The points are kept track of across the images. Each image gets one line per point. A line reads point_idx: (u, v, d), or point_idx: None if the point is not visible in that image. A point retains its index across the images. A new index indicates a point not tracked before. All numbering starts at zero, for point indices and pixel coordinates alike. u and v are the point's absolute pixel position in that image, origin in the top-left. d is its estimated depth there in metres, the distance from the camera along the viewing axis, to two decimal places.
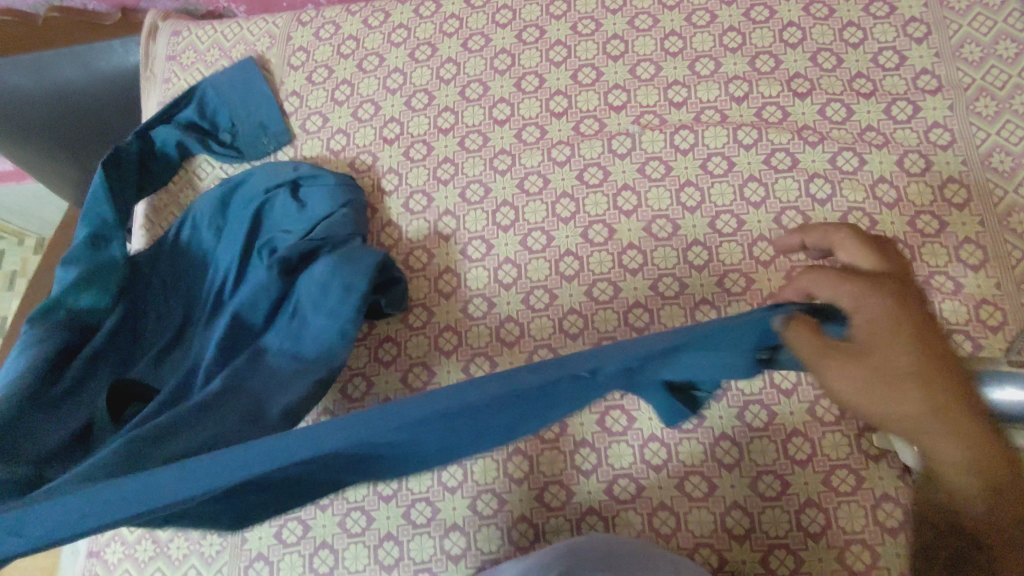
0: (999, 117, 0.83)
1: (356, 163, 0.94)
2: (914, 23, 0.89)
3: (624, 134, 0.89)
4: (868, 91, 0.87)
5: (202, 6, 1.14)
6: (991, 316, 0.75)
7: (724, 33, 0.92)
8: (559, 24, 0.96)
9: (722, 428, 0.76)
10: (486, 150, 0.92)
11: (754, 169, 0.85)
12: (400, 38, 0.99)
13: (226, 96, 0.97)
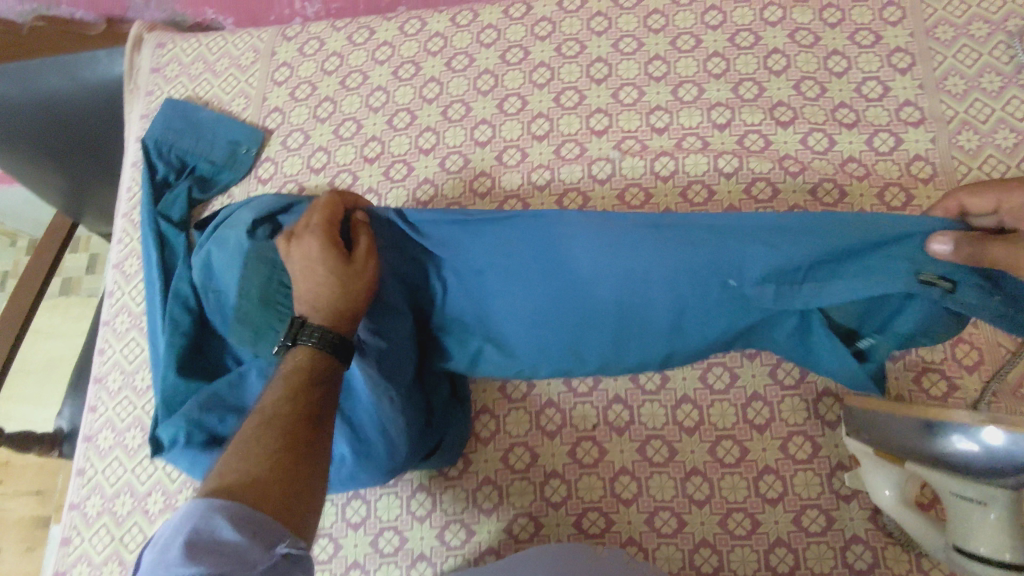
0: (981, 152, 0.83)
1: (336, 182, 0.94)
2: (899, 54, 0.88)
3: (605, 160, 0.89)
4: (851, 121, 0.86)
5: (189, 18, 1.13)
6: (965, 355, 0.76)
7: (709, 59, 0.92)
8: (543, 45, 0.96)
9: (693, 463, 0.75)
10: (466, 172, 0.91)
11: (734, 198, 0.84)
12: (384, 55, 0.99)
13: (175, 136, 0.95)
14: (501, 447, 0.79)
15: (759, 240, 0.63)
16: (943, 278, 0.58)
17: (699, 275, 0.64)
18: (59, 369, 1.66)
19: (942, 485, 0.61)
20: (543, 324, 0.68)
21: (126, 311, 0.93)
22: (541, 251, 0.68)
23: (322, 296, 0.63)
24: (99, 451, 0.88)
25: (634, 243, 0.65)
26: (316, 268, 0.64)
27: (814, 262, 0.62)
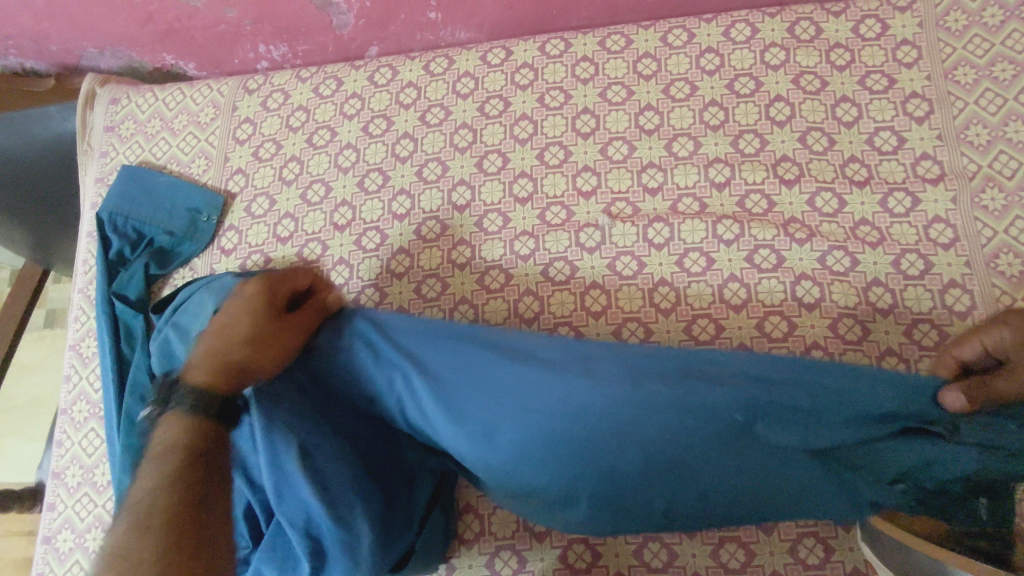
0: (1008, 212, 0.75)
1: (304, 252, 0.86)
2: (914, 100, 0.80)
3: (593, 226, 0.81)
4: (862, 178, 0.79)
5: (148, 64, 1.06)
6: None
7: (705, 108, 0.84)
8: (525, 95, 0.88)
9: (694, 569, 0.70)
10: (444, 240, 0.84)
11: (735, 268, 0.77)
12: (353, 109, 0.92)
13: (132, 206, 0.89)
14: (486, 550, 0.74)
15: (782, 367, 0.60)
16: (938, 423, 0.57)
17: (707, 417, 0.57)
18: (45, 408, 1.51)
19: None
20: (550, 432, 0.58)
21: (85, 397, 0.87)
22: (531, 377, 0.59)
23: (216, 343, 0.57)
24: (58, 554, 0.81)
25: (653, 360, 0.61)
26: (239, 307, 0.59)
27: (833, 398, 0.58)
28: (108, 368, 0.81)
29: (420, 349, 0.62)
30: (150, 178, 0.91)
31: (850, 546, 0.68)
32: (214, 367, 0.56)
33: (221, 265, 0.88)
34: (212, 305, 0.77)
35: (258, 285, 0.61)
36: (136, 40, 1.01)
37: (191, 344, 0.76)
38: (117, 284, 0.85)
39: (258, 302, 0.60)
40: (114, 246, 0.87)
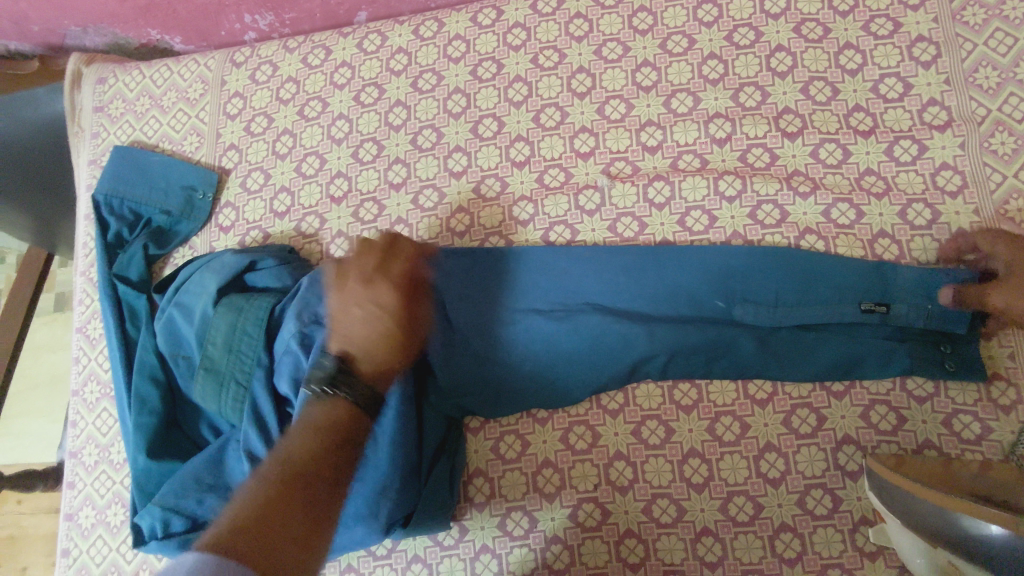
0: (1018, 156, 0.73)
1: (302, 227, 0.86)
2: (921, 43, 0.78)
3: (593, 188, 0.80)
4: (867, 128, 0.77)
5: (133, 40, 1.04)
6: (1002, 394, 0.68)
7: (704, 62, 0.81)
8: (518, 55, 0.86)
9: (703, 523, 0.71)
10: (442, 208, 0.83)
11: (738, 224, 0.76)
12: (344, 78, 0.90)
13: (127, 188, 0.88)
14: (498, 512, 0.74)
15: (747, 261, 0.72)
16: (881, 305, 0.69)
17: (689, 307, 0.72)
18: (63, 385, 1.53)
19: None
20: (568, 313, 0.73)
21: (95, 379, 0.87)
22: (543, 279, 0.75)
23: (348, 346, 0.61)
24: (81, 530, 0.83)
25: (642, 268, 0.74)
26: (376, 313, 0.63)
27: (796, 291, 0.70)
28: (115, 351, 0.82)
29: (453, 265, 0.76)
30: (141, 159, 0.90)
31: (859, 496, 0.69)
32: (370, 366, 0.60)
33: (220, 242, 0.87)
34: (214, 285, 0.78)
35: (388, 287, 0.65)
36: (118, 16, 0.99)
37: (197, 323, 0.77)
38: (119, 266, 0.85)
39: (393, 298, 0.64)
40: (112, 229, 0.87)
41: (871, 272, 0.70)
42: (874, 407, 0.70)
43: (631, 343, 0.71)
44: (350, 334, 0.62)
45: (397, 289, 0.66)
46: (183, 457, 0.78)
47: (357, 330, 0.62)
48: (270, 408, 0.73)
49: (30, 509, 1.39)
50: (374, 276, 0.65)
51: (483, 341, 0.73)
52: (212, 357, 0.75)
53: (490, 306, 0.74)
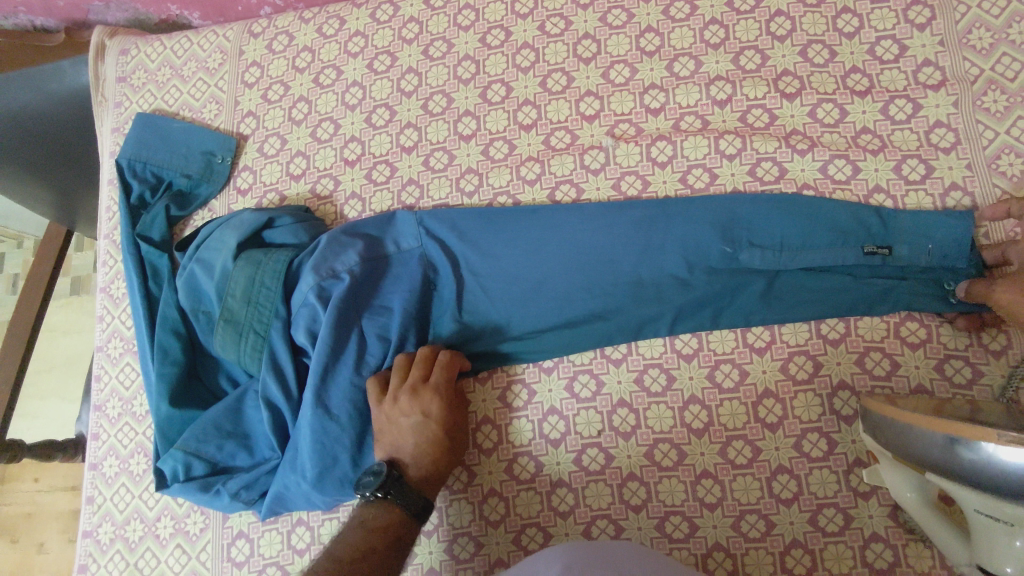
0: (1010, 112, 0.75)
1: (317, 189, 0.89)
2: (916, 7, 0.80)
3: (597, 148, 0.83)
4: (863, 89, 0.79)
5: (154, 16, 1.08)
6: (993, 340, 0.71)
7: (706, 27, 0.84)
8: (525, 23, 0.89)
9: (704, 466, 0.73)
10: (452, 170, 0.86)
11: (738, 181, 0.78)
12: (357, 47, 0.93)
13: (149, 152, 0.92)
14: (505, 457, 0.77)
15: (752, 209, 0.74)
16: (882, 247, 0.71)
17: (696, 252, 0.73)
18: (82, 365, 1.56)
19: (970, 503, 0.58)
20: (577, 267, 0.75)
21: (118, 335, 0.91)
22: (551, 235, 0.77)
23: (397, 455, 0.70)
24: (105, 478, 0.87)
25: (652, 220, 0.75)
26: (423, 419, 0.70)
27: (801, 237, 0.72)
28: (138, 306, 0.85)
29: (467, 229, 0.79)
30: (162, 125, 0.93)
31: (852, 439, 0.72)
32: (417, 475, 0.69)
33: (238, 204, 0.91)
34: (234, 240, 0.81)
35: (436, 396, 0.71)
36: None
37: (217, 277, 0.80)
38: (140, 226, 0.88)
39: (434, 400, 0.71)
40: (135, 192, 0.91)
41: (871, 216, 0.72)
42: (869, 354, 0.73)
43: (640, 295, 0.74)
44: (399, 449, 0.70)
45: (441, 404, 0.71)
46: (204, 406, 0.82)
47: (403, 438, 0.70)
48: (288, 356, 0.77)
49: (47, 487, 1.40)
50: (418, 385, 0.71)
51: (497, 299, 0.76)
52: (233, 309, 0.78)
53: (501, 264, 0.77)
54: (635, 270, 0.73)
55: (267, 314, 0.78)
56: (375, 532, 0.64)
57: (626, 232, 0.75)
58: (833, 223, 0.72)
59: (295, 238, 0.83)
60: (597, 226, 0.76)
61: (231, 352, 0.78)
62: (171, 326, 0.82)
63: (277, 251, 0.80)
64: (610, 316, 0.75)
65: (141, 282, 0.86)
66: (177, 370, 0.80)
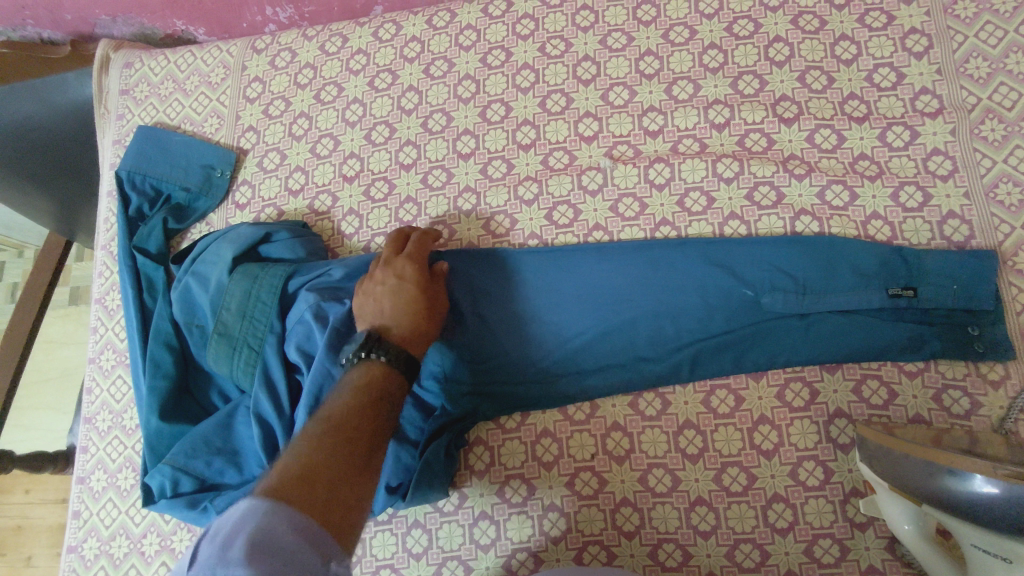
0: (1007, 142, 0.76)
1: (315, 204, 0.89)
2: (914, 35, 0.81)
3: (595, 169, 0.83)
4: (861, 115, 0.80)
5: (159, 31, 1.09)
6: (991, 370, 0.70)
7: (705, 51, 0.85)
8: (526, 45, 0.90)
9: (698, 492, 0.72)
10: (450, 188, 0.86)
11: (735, 205, 0.78)
12: (359, 65, 0.94)
13: (149, 165, 0.92)
14: (497, 479, 0.76)
15: (764, 251, 0.74)
16: (907, 288, 0.71)
17: (716, 296, 0.73)
18: (77, 377, 1.56)
19: (969, 538, 0.56)
20: (599, 311, 0.76)
21: (111, 347, 0.91)
22: (571, 275, 0.77)
23: (379, 319, 0.68)
24: (92, 492, 0.86)
25: (669, 260, 0.76)
26: (399, 285, 0.70)
27: (823, 278, 0.72)
28: (133, 318, 0.85)
29: (487, 264, 0.80)
30: (168, 142, 0.94)
31: (849, 468, 0.71)
32: (399, 334, 0.66)
33: (236, 218, 0.91)
34: (230, 254, 0.81)
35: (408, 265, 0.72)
36: (146, 6, 1.03)
37: (213, 291, 0.80)
38: (138, 239, 0.88)
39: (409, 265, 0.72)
40: (134, 204, 0.91)
41: (893, 258, 0.72)
42: (867, 382, 0.72)
43: (655, 341, 0.74)
44: (379, 315, 0.68)
45: (416, 272, 0.72)
46: (193, 421, 0.81)
47: (380, 307, 0.69)
48: (282, 375, 0.76)
49: (37, 500, 1.38)
50: (392, 259, 0.73)
51: (523, 338, 0.77)
52: (229, 325, 0.78)
53: (524, 303, 0.77)
54: (659, 312, 0.74)
55: (263, 332, 0.77)
56: (360, 387, 0.59)
57: (647, 271, 0.76)
58: (846, 263, 0.72)
59: (295, 257, 0.83)
60: (617, 264, 0.77)
61: (225, 369, 0.78)
62: (164, 340, 0.82)
63: (275, 268, 0.80)
64: (625, 354, 0.75)
65: (136, 294, 0.86)
66: (169, 385, 0.80)
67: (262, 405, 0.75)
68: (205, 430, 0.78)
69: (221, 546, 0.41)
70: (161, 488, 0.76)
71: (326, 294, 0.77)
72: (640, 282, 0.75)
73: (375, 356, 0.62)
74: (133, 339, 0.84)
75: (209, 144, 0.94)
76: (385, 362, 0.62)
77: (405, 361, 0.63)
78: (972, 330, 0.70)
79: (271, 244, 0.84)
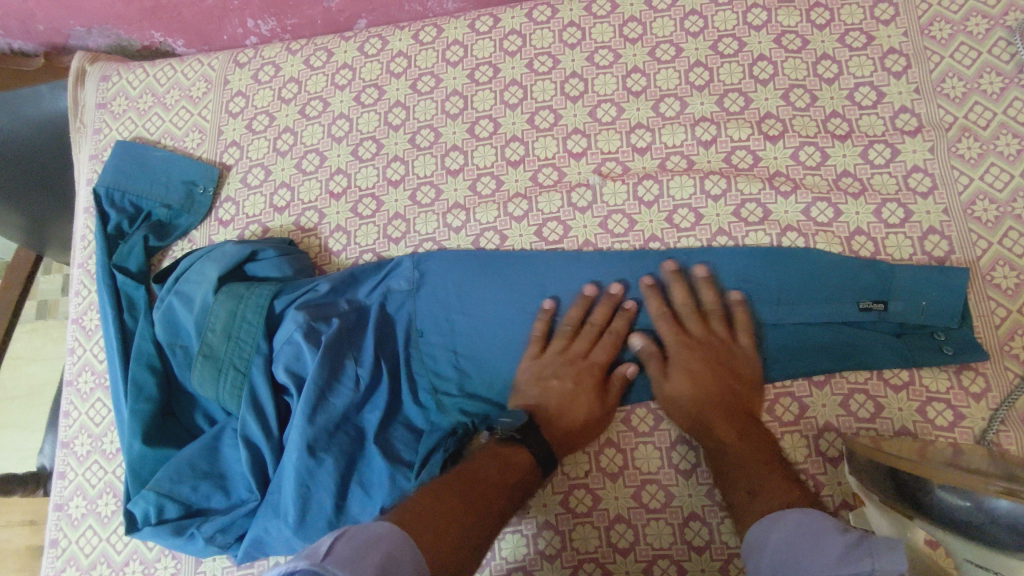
0: (983, 160, 0.78)
1: (301, 221, 0.88)
2: (892, 56, 0.83)
3: (584, 185, 0.83)
4: (843, 133, 0.81)
5: (136, 42, 1.06)
6: (972, 382, 0.72)
7: (691, 69, 0.86)
8: (513, 61, 0.90)
9: (691, 507, 0.73)
10: (438, 205, 0.86)
11: (723, 222, 0.79)
12: (345, 79, 0.93)
13: (128, 181, 0.90)
14: None
15: (748, 262, 0.76)
16: (878, 302, 0.74)
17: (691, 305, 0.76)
18: (45, 394, 1.51)
19: (960, 552, 0.57)
20: (577, 320, 0.77)
21: (89, 369, 0.88)
22: (550, 282, 0.79)
23: (526, 409, 0.74)
24: (70, 520, 0.83)
25: (651, 271, 0.77)
26: (573, 389, 0.74)
27: (797, 292, 0.74)
28: (113, 340, 0.83)
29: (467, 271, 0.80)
30: (144, 157, 0.92)
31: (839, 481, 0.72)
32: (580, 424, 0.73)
33: (220, 236, 0.89)
34: (214, 274, 0.79)
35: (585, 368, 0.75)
36: (123, 17, 1.01)
37: (197, 311, 0.78)
38: (118, 258, 0.86)
39: (582, 345, 0.76)
40: (112, 221, 0.89)
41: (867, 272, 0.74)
42: (854, 396, 0.73)
43: (636, 352, 0.76)
44: (547, 404, 0.74)
45: (589, 372, 0.75)
46: (177, 445, 0.79)
47: (556, 398, 0.74)
48: (270, 396, 0.75)
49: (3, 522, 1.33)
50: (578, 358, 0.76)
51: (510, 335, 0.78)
52: (215, 346, 0.76)
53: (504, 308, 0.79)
54: (639, 322, 0.76)
55: (251, 353, 0.76)
56: (500, 458, 0.67)
57: (628, 281, 0.77)
58: (827, 278, 0.74)
59: (281, 275, 0.82)
60: (596, 274, 0.78)
61: (211, 392, 0.76)
62: (147, 361, 0.80)
63: (262, 286, 0.79)
64: (608, 366, 0.76)
65: (116, 315, 0.83)
66: (153, 408, 0.78)
67: (252, 430, 0.74)
68: (189, 455, 0.76)
69: (353, 554, 0.47)
70: (144, 515, 0.74)
71: (317, 313, 0.76)
72: (617, 292, 0.77)
73: (526, 442, 0.69)
74: (113, 362, 0.82)
75: (188, 158, 0.92)
76: (528, 453, 0.68)
77: (546, 452, 0.70)
78: (939, 336, 0.73)
79: (256, 262, 0.82)
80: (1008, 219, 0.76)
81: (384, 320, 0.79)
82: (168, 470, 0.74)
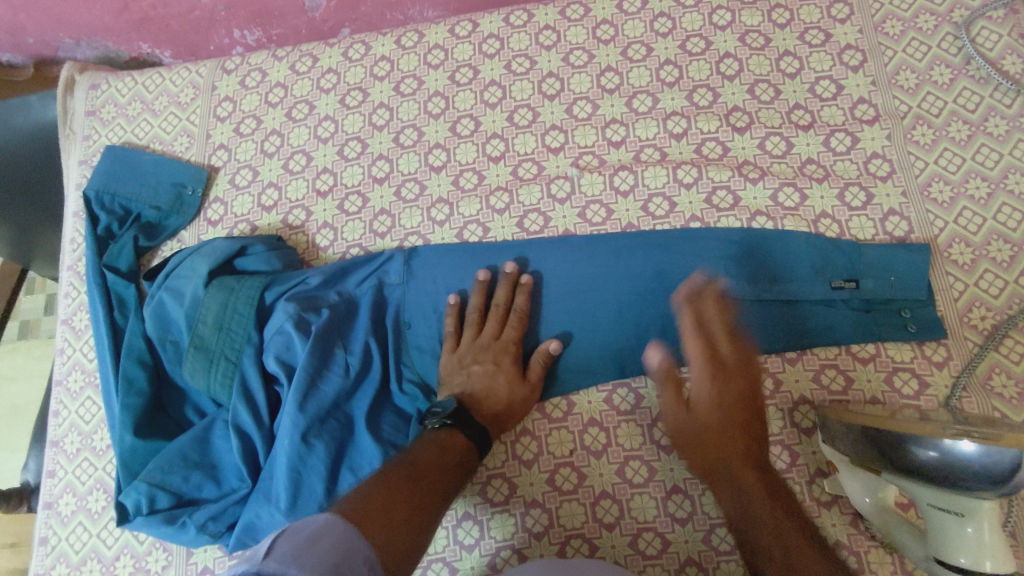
0: (937, 145, 0.83)
1: (289, 219, 0.91)
2: (849, 51, 0.88)
3: (563, 178, 0.87)
4: (806, 123, 0.86)
5: (124, 54, 1.09)
6: (935, 352, 0.75)
7: (661, 67, 0.90)
8: (492, 63, 0.94)
9: (673, 481, 0.75)
10: (422, 200, 0.89)
11: (696, 209, 0.83)
12: (330, 83, 0.96)
13: (118, 185, 0.92)
14: (479, 480, 0.78)
15: (726, 244, 0.79)
16: (849, 280, 0.78)
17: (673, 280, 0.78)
18: (27, 411, 1.50)
19: (924, 498, 0.60)
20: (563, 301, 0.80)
21: (80, 368, 0.89)
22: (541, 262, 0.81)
23: (473, 396, 0.74)
24: (61, 517, 0.83)
25: (632, 251, 0.80)
26: (494, 370, 0.76)
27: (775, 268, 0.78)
28: (103, 337, 0.84)
29: (457, 260, 0.83)
30: (131, 160, 0.94)
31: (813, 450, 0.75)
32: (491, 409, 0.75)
33: (208, 235, 0.91)
34: (204, 268, 0.81)
35: (507, 352, 0.77)
36: (112, 29, 1.04)
37: (187, 304, 0.80)
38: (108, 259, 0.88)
39: (511, 333, 0.78)
40: (102, 223, 0.91)
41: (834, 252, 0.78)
42: (825, 371, 0.76)
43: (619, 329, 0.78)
44: (472, 389, 0.75)
45: (509, 352, 0.77)
46: (167, 437, 0.80)
47: (478, 386, 0.75)
48: (260, 386, 0.77)
49: None
50: (491, 341, 0.78)
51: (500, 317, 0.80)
52: (207, 339, 0.78)
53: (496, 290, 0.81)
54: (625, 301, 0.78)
55: (243, 347, 0.78)
56: (445, 449, 0.67)
57: (614, 258, 0.80)
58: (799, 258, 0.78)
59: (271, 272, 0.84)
60: (582, 252, 0.81)
61: (203, 385, 0.78)
62: (137, 356, 0.81)
63: (252, 282, 0.81)
64: (587, 353, 0.79)
65: (105, 313, 0.85)
66: (144, 401, 0.79)
67: (245, 423, 0.76)
68: (178, 446, 0.77)
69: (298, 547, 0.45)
70: (134, 505, 0.74)
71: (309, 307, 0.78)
72: (605, 270, 0.79)
73: (459, 425, 0.70)
74: (105, 359, 0.83)
75: (176, 161, 0.94)
76: (465, 436, 0.70)
77: (479, 431, 0.72)
78: (904, 313, 0.76)
79: (246, 260, 0.84)
80: (962, 199, 0.80)
81: (373, 310, 0.81)
82: (157, 460, 0.75)
